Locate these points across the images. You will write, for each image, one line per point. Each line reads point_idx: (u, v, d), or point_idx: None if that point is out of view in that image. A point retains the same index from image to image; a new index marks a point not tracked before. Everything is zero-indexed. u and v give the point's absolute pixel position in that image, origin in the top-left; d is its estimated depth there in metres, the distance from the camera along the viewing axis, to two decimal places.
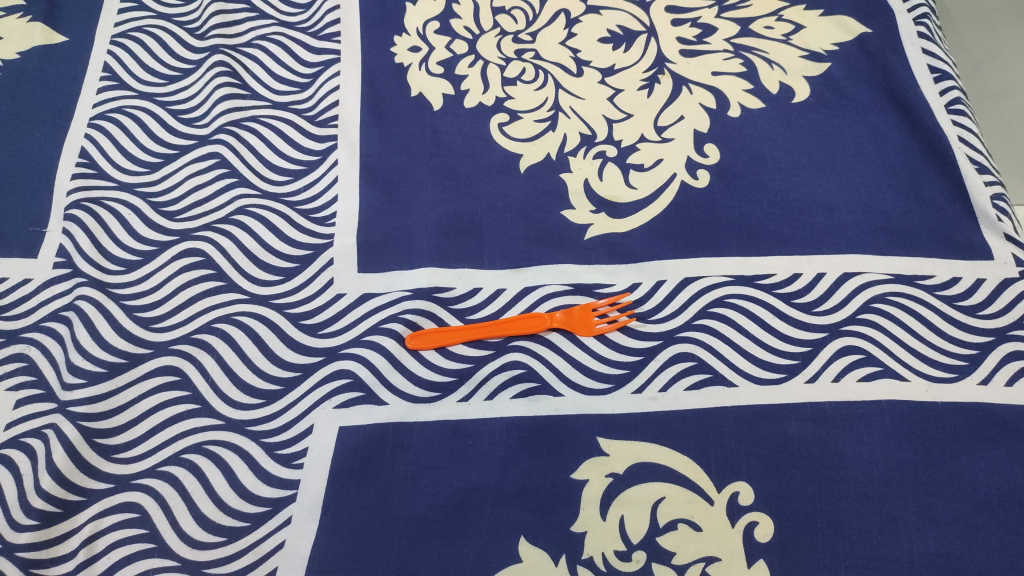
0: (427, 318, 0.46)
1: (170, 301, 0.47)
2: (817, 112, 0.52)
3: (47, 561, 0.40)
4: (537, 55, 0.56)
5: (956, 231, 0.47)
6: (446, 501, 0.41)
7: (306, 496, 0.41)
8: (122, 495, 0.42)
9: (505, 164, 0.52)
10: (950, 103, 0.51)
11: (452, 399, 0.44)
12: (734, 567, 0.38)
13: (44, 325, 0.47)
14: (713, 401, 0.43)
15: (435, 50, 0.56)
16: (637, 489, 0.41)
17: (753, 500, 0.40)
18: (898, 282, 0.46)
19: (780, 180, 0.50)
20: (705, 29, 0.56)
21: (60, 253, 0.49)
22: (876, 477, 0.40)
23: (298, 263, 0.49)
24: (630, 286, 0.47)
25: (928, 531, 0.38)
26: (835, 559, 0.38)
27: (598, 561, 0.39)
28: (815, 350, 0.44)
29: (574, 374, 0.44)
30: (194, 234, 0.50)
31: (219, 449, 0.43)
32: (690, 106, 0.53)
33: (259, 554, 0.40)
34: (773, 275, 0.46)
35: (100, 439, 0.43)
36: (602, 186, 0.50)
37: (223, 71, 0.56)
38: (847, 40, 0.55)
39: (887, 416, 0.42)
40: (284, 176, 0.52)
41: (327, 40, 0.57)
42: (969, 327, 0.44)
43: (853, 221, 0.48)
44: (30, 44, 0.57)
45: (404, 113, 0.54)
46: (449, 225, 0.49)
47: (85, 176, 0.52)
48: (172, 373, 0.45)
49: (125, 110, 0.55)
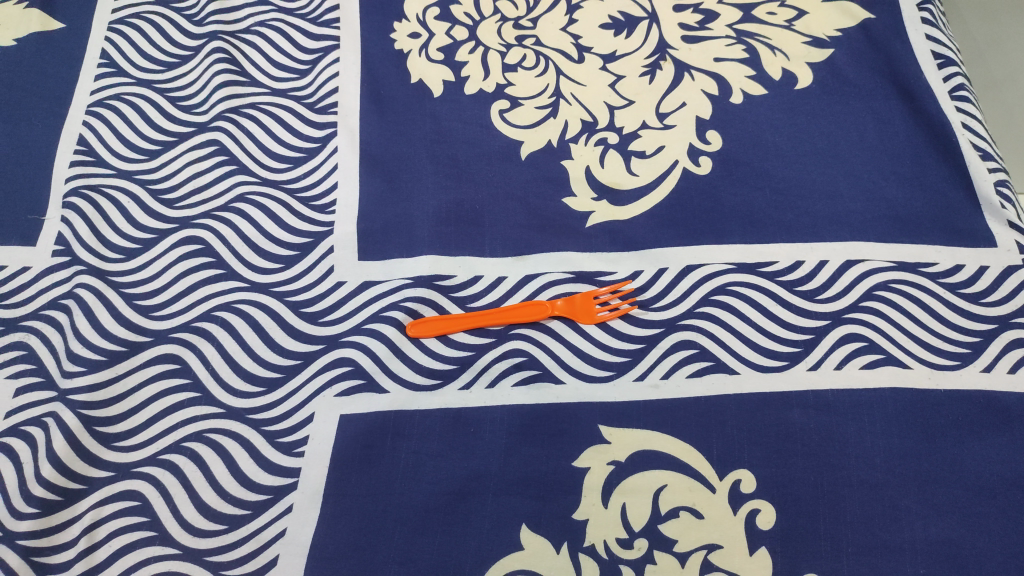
0: (428, 306, 0.46)
1: (169, 289, 0.47)
2: (820, 99, 0.52)
3: (47, 550, 0.40)
4: (538, 41, 0.55)
5: (959, 218, 0.47)
6: (448, 488, 0.41)
7: (307, 484, 0.41)
8: (122, 483, 0.42)
9: (505, 152, 0.51)
10: (954, 90, 0.50)
11: (453, 387, 0.43)
12: (736, 555, 0.38)
13: (43, 313, 0.46)
14: (715, 389, 0.43)
15: (435, 37, 0.56)
16: (639, 477, 0.41)
17: (755, 488, 0.40)
18: (900, 270, 0.46)
19: (782, 167, 0.49)
20: (707, 15, 0.56)
21: (59, 241, 0.49)
22: (879, 464, 0.40)
23: (298, 251, 0.48)
24: (631, 274, 0.47)
25: (930, 519, 0.38)
26: (837, 547, 0.38)
27: (600, 549, 0.39)
28: (817, 338, 0.44)
29: (576, 362, 0.44)
30: (193, 221, 0.50)
31: (219, 437, 0.43)
32: (692, 93, 0.52)
33: (260, 543, 0.40)
34: (775, 262, 0.46)
35: (100, 426, 0.43)
36: (603, 173, 0.50)
37: (222, 58, 0.55)
38: (850, 26, 0.54)
39: (889, 404, 0.42)
40: (284, 164, 0.52)
41: (326, 27, 0.57)
42: (971, 314, 0.44)
43: (856, 208, 0.47)
44: (27, 31, 0.56)
45: (404, 100, 0.53)
46: (449, 213, 0.49)
47: (83, 163, 0.52)
48: (172, 361, 0.45)
49: (123, 97, 0.54)
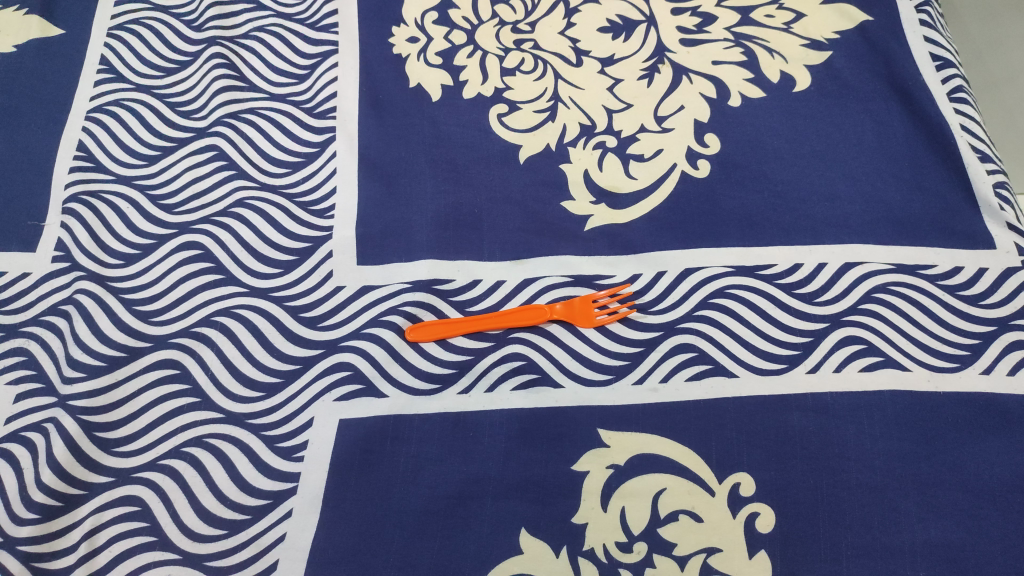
0: (427, 310, 0.46)
1: (169, 294, 0.47)
2: (818, 101, 0.52)
3: (48, 555, 0.40)
4: (536, 45, 0.55)
5: (959, 220, 0.47)
6: (447, 493, 0.41)
7: (306, 489, 0.41)
8: (122, 488, 0.42)
9: (504, 155, 0.51)
10: (952, 92, 0.50)
11: (452, 391, 0.44)
12: (735, 559, 0.38)
13: (43, 319, 0.47)
14: (714, 392, 0.43)
15: (434, 41, 0.56)
16: (638, 481, 0.41)
17: (754, 491, 0.40)
18: (899, 272, 0.45)
19: (781, 169, 0.49)
20: (705, 18, 0.56)
21: (59, 246, 0.49)
22: (878, 467, 0.40)
23: (297, 255, 0.48)
24: (630, 277, 0.47)
25: (929, 522, 0.38)
26: (837, 549, 0.38)
27: (599, 553, 0.39)
28: (816, 341, 0.44)
29: (575, 366, 0.44)
30: (193, 226, 0.50)
31: (218, 442, 0.43)
32: (690, 96, 0.52)
33: (260, 548, 0.40)
34: (774, 265, 0.46)
35: (100, 432, 0.43)
36: (601, 176, 0.50)
37: (221, 63, 0.56)
38: (848, 28, 0.54)
39: (888, 407, 0.41)
40: (283, 169, 0.52)
41: (325, 31, 0.57)
42: (970, 316, 0.44)
43: (855, 211, 0.47)
44: (26, 38, 0.56)
45: (403, 104, 0.54)
46: (448, 217, 0.49)
47: (82, 169, 0.52)
48: (172, 366, 0.45)
49: (123, 102, 0.54)
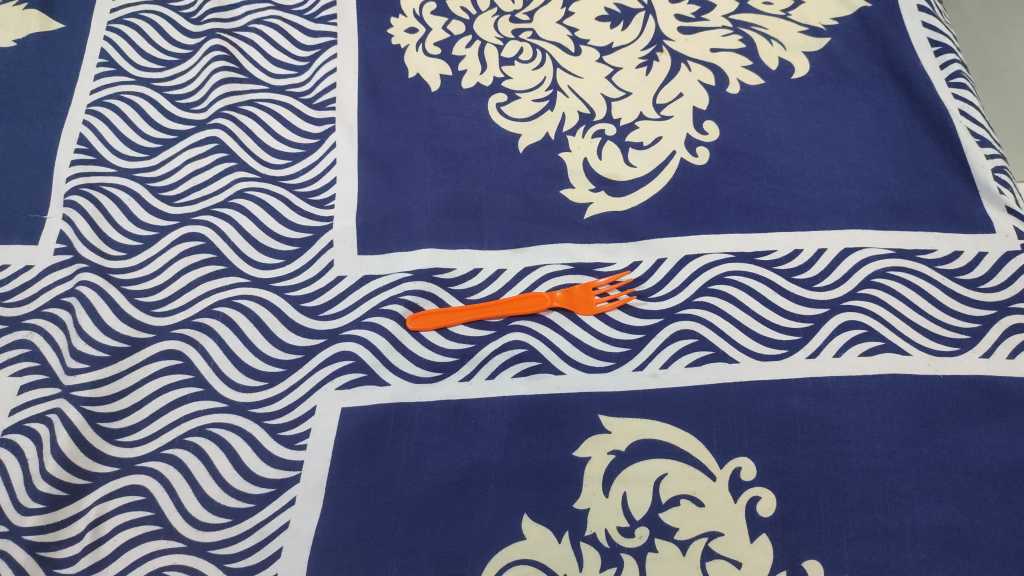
0: (428, 299, 0.46)
1: (171, 285, 0.48)
2: (816, 88, 0.52)
3: (53, 544, 0.40)
4: (535, 34, 0.55)
5: (958, 205, 0.47)
6: (449, 479, 0.41)
7: (310, 477, 0.41)
8: (126, 478, 0.42)
9: (504, 144, 0.51)
10: (951, 77, 0.50)
11: (453, 379, 0.44)
12: (736, 542, 0.39)
13: (46, 311, 0.47)
14: (714, 378, 0.43)
15: (433, 31, 0.56)
16: (639, 466, 0.41)
17: (755, 475, 0.40)
18: (899, 257, 0.46)
19: (780, 156, 0.49)
20: (704, 6, 0.56)
21: (61, 239, 0.49)
22: (879, 450, 0.40)
23: (298, 246, 0.49)
24: (630, 264, 0.47)
25: (930, 503, 0.39)
26: (838, 532, 0.38)
27: (601, 538, 0.39)
28: (816, 326, 0.44)
29: (576, 352, 0.44)
30: (193, 218, 0.50)
31: (222, 431, 0.43)
32: (688, 84, 0.52)
33: (264, 535, 0.40)
34: (773, 251, 0.46)
35: (104, 422, 0.43)
36: (601, 164, 0.50)
37: (221, 56, 0.56)
38: (847, 15, 0.54)
39: (888, 391, 0.42)
40: (284, 160, 0.52)
41: (324, 23, 0.57)
42: (970, 300, 0.44)
43: (854, 197, 0.47)
44: (26, 32, 0.57)
45: (402, 95, 0.54)
46: (448, 206, 0.49)
47: (83, 162, 0.52)
48: (175, 357, 0.45)
49: (123, 95, 0.54)
